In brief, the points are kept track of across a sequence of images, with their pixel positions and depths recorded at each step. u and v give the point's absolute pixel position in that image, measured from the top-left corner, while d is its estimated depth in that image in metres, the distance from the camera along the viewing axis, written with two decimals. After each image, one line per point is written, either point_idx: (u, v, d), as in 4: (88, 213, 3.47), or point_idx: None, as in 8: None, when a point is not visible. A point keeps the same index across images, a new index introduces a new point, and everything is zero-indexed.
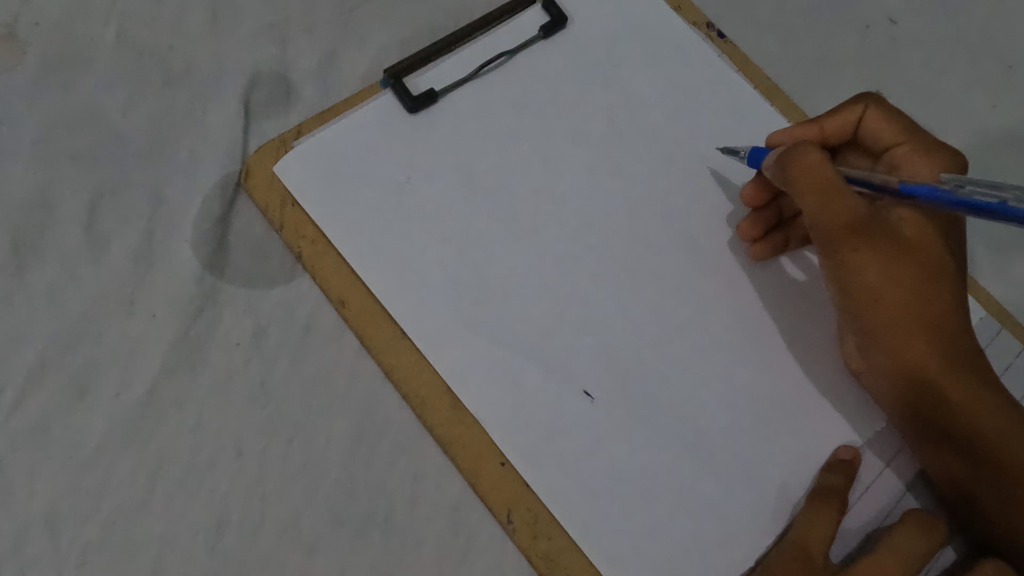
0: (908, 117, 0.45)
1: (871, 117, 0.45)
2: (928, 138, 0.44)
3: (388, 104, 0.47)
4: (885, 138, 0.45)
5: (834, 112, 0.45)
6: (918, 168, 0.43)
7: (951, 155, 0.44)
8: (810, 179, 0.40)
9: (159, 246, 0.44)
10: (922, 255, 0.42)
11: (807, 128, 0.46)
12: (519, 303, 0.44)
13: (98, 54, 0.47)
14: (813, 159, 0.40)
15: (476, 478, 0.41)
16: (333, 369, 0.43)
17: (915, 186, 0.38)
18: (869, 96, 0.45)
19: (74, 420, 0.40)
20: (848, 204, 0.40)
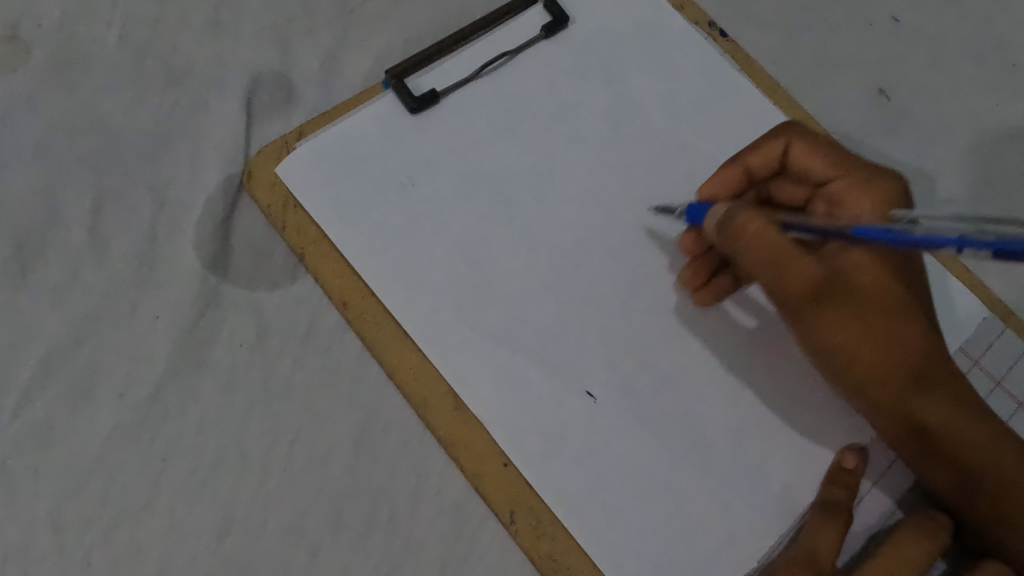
0: (832, 146, 0.44)
1: (796, 150, 0.44)
2: (863, 166, 0.44)
3: (390, 105, 0.47)
4: (817, 171, 0.44)
5: (764, 145, 0.44)
6: (857, 202, 0.43)
7: (890, 181, 0.43)
8: (762, 247, 0.38)
9: (161, 248, 0.44)
10: (880, 295, 0.42)
11: (732, 167, 0.45)
12: (521, 304, 0.44)
13: (101, 56, 0.47)
14: (756, 225, 0.38)
15: (480, 479, 0.41)
16: (336, 370, 0.43)
17: (867, 229, 0.34)
18: (782, 128, 0.45)
19: (79, 422, 0.40)
20: (795, 261, 0.38)
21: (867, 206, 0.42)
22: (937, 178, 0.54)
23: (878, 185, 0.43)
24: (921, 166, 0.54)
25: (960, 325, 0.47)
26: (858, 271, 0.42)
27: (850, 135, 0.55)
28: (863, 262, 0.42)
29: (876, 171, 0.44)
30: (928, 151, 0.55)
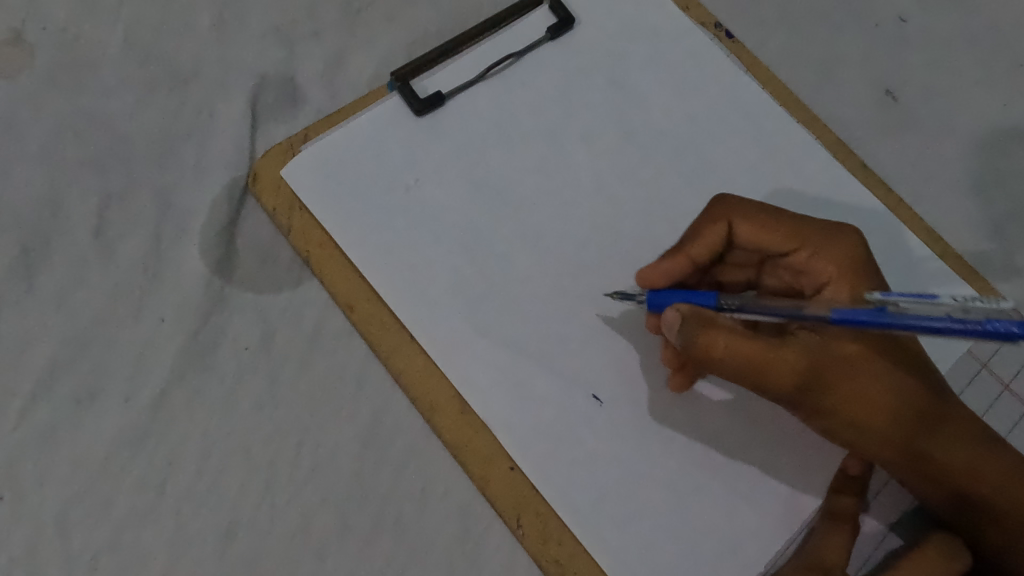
0: (778, 212, 0.41)
1: (741, 226, 0.41)
2: (820, 226, 0.41)
3: (396, 107, 0.47)
4: (774, 245, 0.41)
5: (700, 235, 0.41)
6: (826, 272, 0.40)
7: (851, 237, 0.40)
8: (737, 359, 0.37)
9: (166, 252, 0.44)
10: (876, 357, 0.38)
11: (675, 262, 0.41)
12: (527, 308, 0.44)
13: (106, 59, 0.47)
14: (723, 342, 0.36)
15: (487, 483, 0.41)
16: (341, 374, 0.43)
17: (853, 313, 0.34)
18: (719, 206, 0.41)
19: (84, 426, 0.40)
20: (773, 362, 0.37)
21: (834, 275, 0.40)
22: (944, 180, 0.54)
23: (838, 246, 0.40)
24: (928, 167, 0.54)
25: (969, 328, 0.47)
26: (847, 337, 0.38)
27: (857, 137, 0.55)
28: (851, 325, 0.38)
29: (831, 230, 0.40)
30: (935, 153, 0.55)
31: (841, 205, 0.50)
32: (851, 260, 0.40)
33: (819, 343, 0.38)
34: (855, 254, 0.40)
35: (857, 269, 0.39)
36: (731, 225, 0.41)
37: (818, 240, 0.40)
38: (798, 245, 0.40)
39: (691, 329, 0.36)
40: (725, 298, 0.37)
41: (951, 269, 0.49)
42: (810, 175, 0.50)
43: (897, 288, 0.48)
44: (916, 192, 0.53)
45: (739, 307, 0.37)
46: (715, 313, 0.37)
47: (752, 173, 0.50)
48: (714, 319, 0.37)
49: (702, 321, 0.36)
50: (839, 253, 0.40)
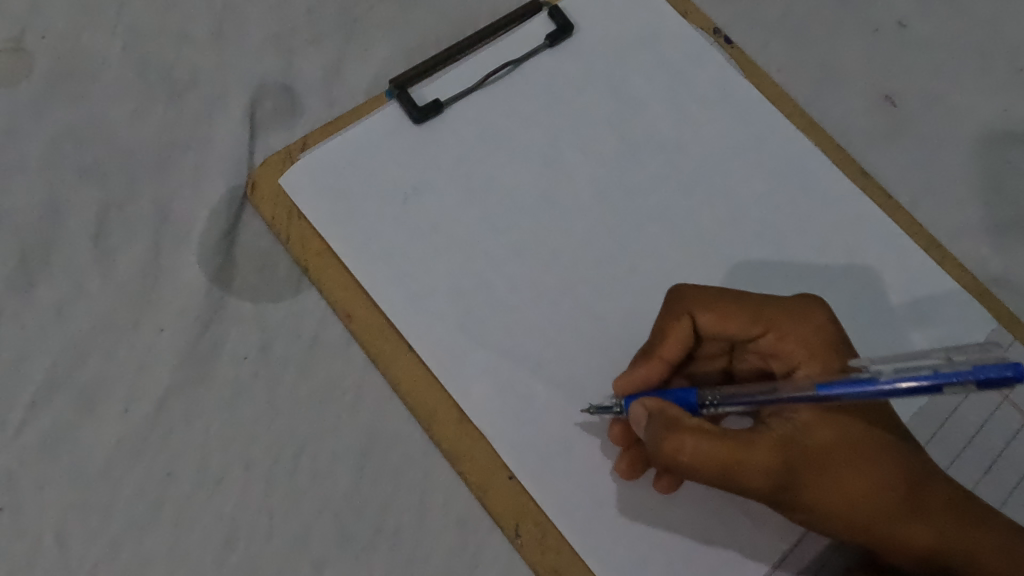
0: (738, 295, 0.39)
1: (704, 319, 0.39)
2: (783, 305, 0.39)
3: (394, 115, 0.47)
4: (740, 332, 0.39)
5: (665, 336, 0.39)
6: (795, 355, 0.38)
7: (816, 314, 0.38)
8: (706, 463, 0.35)
9: (165, 261, 0.44)
10: (850, 447, 0.36)
11: (647, 368, 0.39)
12: (525, 318, 0.44)
13: (106, 67, 0.47)
14: (691, 446, 0.35)
15: (485, 493, 0.41)
16: (339, 384, 0.43)
17: (833, 385, 0.32)
18: (676, 300, 0.39)
19: (84, 435, 0.40)
20: (750, 462, 0.35)
21: (805, 358, 0.38)
22: (943, 187, 0.54)
23: (805, 325, 0.38)
24: (927, 173, 0.54)
25: (967, 337, 0.47)
26: (817, 430, 0.36)
27: (856, 143, 0.55)
28: (822, 416, 0.36)
29: (792, 308, 0.39)
30: (934, 159, 0.55)
31: (841, 212, 0.50)
32: (821, 337, 0.38)
33: (791, 438, 0.36)
34: (823, 330, 0.38)
35: (828, 347, 0.38)
36: (694, 318, 0.39)
37: (783, 320, 0.38)
38: (764, 329, 0.38)
39: (657, 435, 0.35)
40: (704, 397, 0.38)
41: (952, 276, 0.49)
42: (809, 182, 0.50)
43: (896, 295, 0.48)
44: (915, 197, 0.53)
45: (719, 403, 0.37)
46: (681, 414, 0.36)
47: (751, 179, 0.50)
48: (679, 422, 0.35)
49: (666, 425, 0.35)
50: (805, 332, 0.38)
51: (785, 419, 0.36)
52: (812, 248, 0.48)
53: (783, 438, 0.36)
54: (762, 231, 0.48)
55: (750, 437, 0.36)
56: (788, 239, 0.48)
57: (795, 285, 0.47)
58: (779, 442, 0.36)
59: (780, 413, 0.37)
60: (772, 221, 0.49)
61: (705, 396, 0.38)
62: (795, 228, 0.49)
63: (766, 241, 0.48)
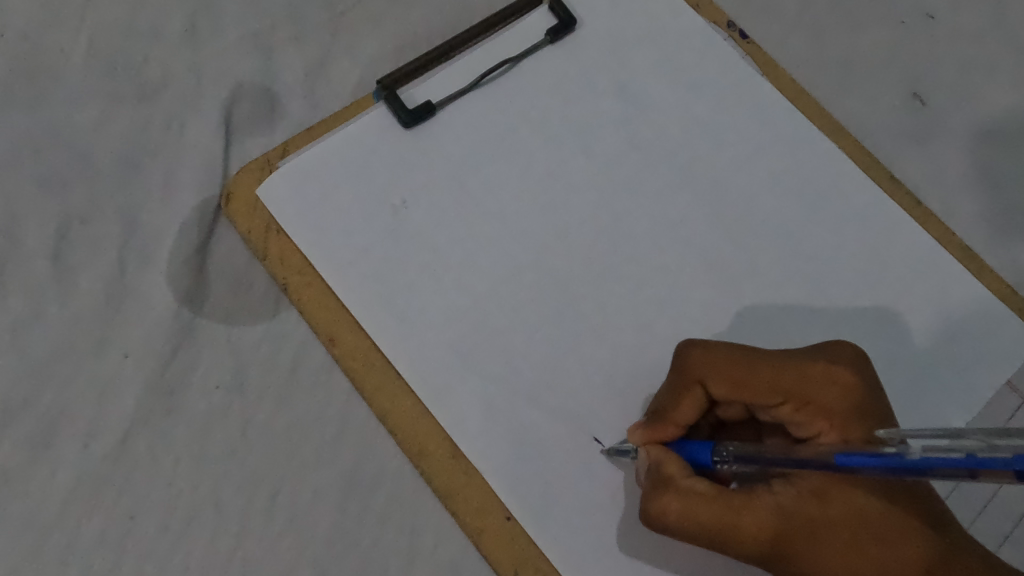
0: (757, 358, 0.35)
1: (718, 388, 0.35)
2: (805, 366, 0.35)
3: (381, 118, 0.43)
4: (756, 400, 0.35)
5: (677, 401, 0.36)
6: (817, 424, 0.35)
7: (840, 377, 0.35)
8: (693, 527, 0.34)
9: (131, 279, 0.40)
10: (860, 522, 0.33)
11: (660, 430, 0.36)
12: (524, 342, 0.40)
13: (68, 66, 0.43)
14: (676, 506, 0.34)
15: (481, 535, 0.38)
16: (321, 416, 0.39)
17: (853, 456, 0.30)
18: (686, 365, 0.36)
19: (39, 474, 0.37)
20: (737, 528, 0.33)
21: (826, 426, 0.35)
22: (978, 192, 0.50)
23: (828, 392, 0.35)
24: (961, 178, 0.50)
25: (1000, 360, 0.43)
26: (825, 501, 0.34)
27: (883, 145, 0.50)
28: (830, 484, 0.34)
29: (815, 372, 0.35)
30: (968, 162, 0.50)
31: (868, 222, 0.46)
32: (845, 404, 0.35)
33: (792, 507, 0.33)
34: (848, 396, 0.35)
35: (852, 414, 0.35)
36: (706, 386, 0.36)
37: (805, 386, 0.35)
38: (783, 398, 0.35)
39: (646, 492, 0.35)
40: (719, 452, 0.35)
41: (990, 291, 0.45)
42: (834, 189, 0.46)
43: (929, 313, 0.44)
44: (947, 204, 0.49)
45: (732, 460, 0.35)
46: (678, 471, 0.35)
47: (770, 187, 0.46)
48: (670, 480, 0.34)
49: (657, 483, 0.35)
50: (828, 399, 0.35)
51: (789, 483, 0.34)
52: (835, 262, 0.45)
53: (782, 506, 0.34)
54: (781, 244, 0.45)
55: (746, 499, 0.34)
56: (809, 253, 0.45)
57: (815, 302, 0.44)
58: (777, 510, 0.33)
59: (786, 477, 0.34)
60: (792, 233, 0.45)
61: (719, 452, 0.35)
62: (817, 240, 0.45)
63: (786, 254, 0.44)
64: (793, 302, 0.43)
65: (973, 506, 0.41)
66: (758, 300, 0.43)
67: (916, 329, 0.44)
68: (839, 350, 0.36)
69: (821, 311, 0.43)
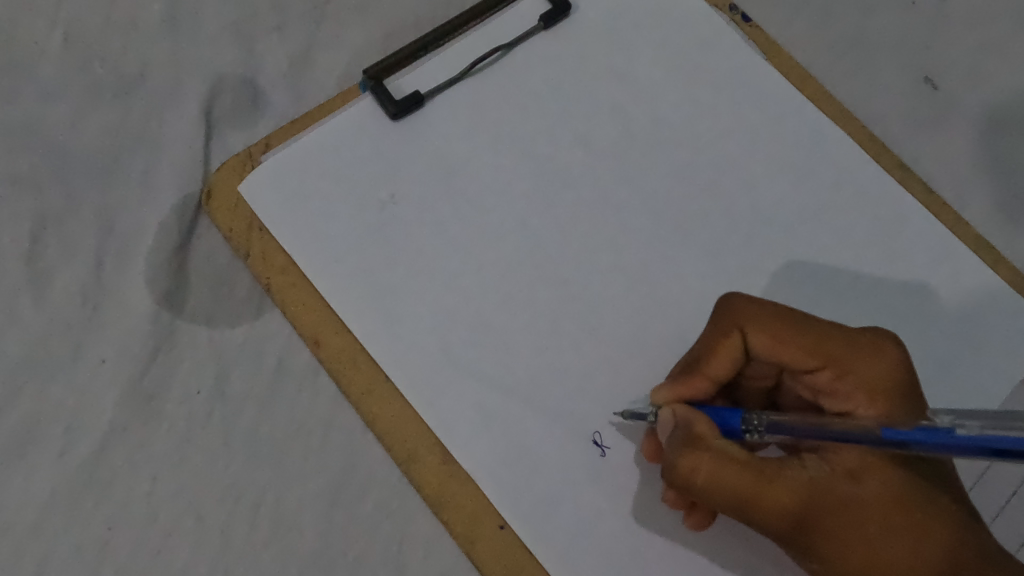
0: (803, 318, 0.34)
1: (758, 345, 0.33)
2: (853, 334, 0.34)
3: (367, 110, 0.41)
4: (794, 364, 0.34)
5: (713, 352, 0.34)
6: (854, 397, 0.33)
7: (887, 352, 0.33)
8: (719, 490, 0.32)
9: (108, 280, 0.38)
10: (895, 508, 0.31)
11: (687, 386, 0.35)
12: (517, 341, 0.38)
13: (42, 60, 0.42)
14: (707, 465, 0.32)
15: (472, 545, 0.36)
16: (306, 421, 0.38)
17: (901, 431, 0.29)
18: (726, 316, 0.34)
19: (13, 485, 0.35)
20: (770, 495, 0.31)
21: (865, 402, 0.33)
22: (991, 179, 0.48)
23: (872, 364, 0.33)
24: (975, 163, 0.48)
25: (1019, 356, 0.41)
26: (860, 477, 0.32)
27: (894, 130, 0.48)
28: (868, 462, 0.32)
29: (861, 342, 0.33)
30: (983, 147, 0.48)
31: (878, 212, 0.44)
32: (888, 380, 0.33)
33: (825, 480, 0.32)
34: (893, 371, 0.33)
35: (896, 391, 0.33)
36: (746, 342, 0.34)
37: (849, 354, 0.33)
38: (825, 363, 0.33)
39: (674, 448, 0.33)
40: (748, 421, 0.33)
41: (1006, 283, 0.43)
42: (842, 178, 0.44)
43: (942, 306, 0.42)
44: (960, 193, 0.47)
45: (762, 430, 0.33)
46: (708, 432, 0.33)
47: (776, 177, 0.44)
48: (701, 439, 0.32)
49: (687, 440, 0.32)
50: (872, 371, 0.33)
51: (822, 458, 0.32)
52: (845, 253, 0.43)
53: (815, 480, 0.32)
54: (786, 235, 0.43)
55: (777, 470, 0.32)
56: (815, 245, 0.43)
57: (822, 296, 0.42)
58: (809, 481, 0.32)
59: (819, 452, 0.33)
60: (797, 224, 0.43)
61: (747, 420, 0.33)
62: (824, 232, 0.43)
63: (790, 246, 0.42)
64: (799, 295, 0.41)
65: (990, 508, 0.39)
66: (764, 294, 0.41)
67: (929, 323, 0.42)
68: (886, 326, 0.35)
69: (829, 304, 0.41)
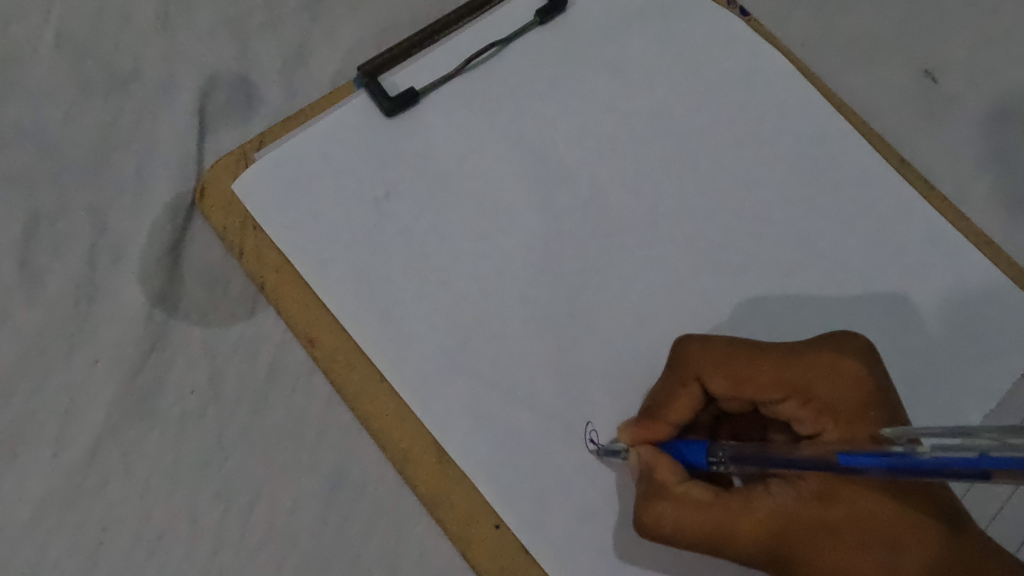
0: (757, 351, 0.34)
1: (715, 385, 0.34)
2: (810, 358, 0.33)
3: (361, 107, 0.41)
4: (755, 396, 0.33)
5: (671, 397, 0.34)
6: (822, 421, 0.33)
7: (847, 370, 0.33)
8: (688, 536, 0.32)
9: (101, 280, 0.38)
10: (867, 526, 0.31)
11: (652, 429, 0.34)
12: (513, 340, 0.38)
13: (34, 58, 0.41)
14: (669, 514, 0.32)
15: (468, 545, 0.36)
16: (301, 420, 0.37)
17: (857, 456, 0.28)
18: (681, 361, 0.34)
19: (6, 487, 0.35)
20: (741, 530, 0.32)
21: (830, 424, 0.33)
22: (992, 173, 0.47)
23: (833, 385, 0.33)
24: (976, 158, 0.47)
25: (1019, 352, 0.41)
26: (828, 501, 0.32)
27: (894, 125, 0.48)
28: (833, 484, 0.32)
29: (819, 365, 0.33)
30: (984, 142, 0.48)
31: (877, 207, 0.43)
32: (853, 399, 0.33)
33: (791, 507, 0.32)
34: (856, 389, 0.33)
35: (861, 410, 0.33)
36: (703, 383, 0.34)
37: (808, 380, 0.33)
38: (787, 393, 0.33)
39: (639, 499, 0.33)
40: (713, 452, 0.33)
41: (1008, 278, 0.43)
42: (841, 173, 0.44)
43: (942, 302, 0.42)
44: (960, 187, 0.47)
45: (728, 462, 0.33)
46: (671, 477, 0.33)
47: (775, 173, 0.43)
48: (662, 487, 0.33)
49: (650, 492, 0.33)
50: (834, 395, 0.33)
51: (788, 484, 0.32)
52: (845, 250, 0.42)
53: (783, 509, 0.32)
54: (784, 230, 0.42)
55: (742, 505, 0.32)
56: (813, 241, 0.42)
57: (820, 291, 0.41)
58: (776, 512, 0.32)
59: (786, 478, 0.32)
60: (795, 219, 0.43)
61: (714, 453, 0.33)
62: (821, 227, 0.43)
63: (788, 242, 0.42)
64: (797, 290, 0.41)
65: (989, 507, 0.39)
66: (763, 291, 0.41)
67: (929, 319, 0.41)
68: (848, 341, 0.34)
69: (827, 300, 0.41)
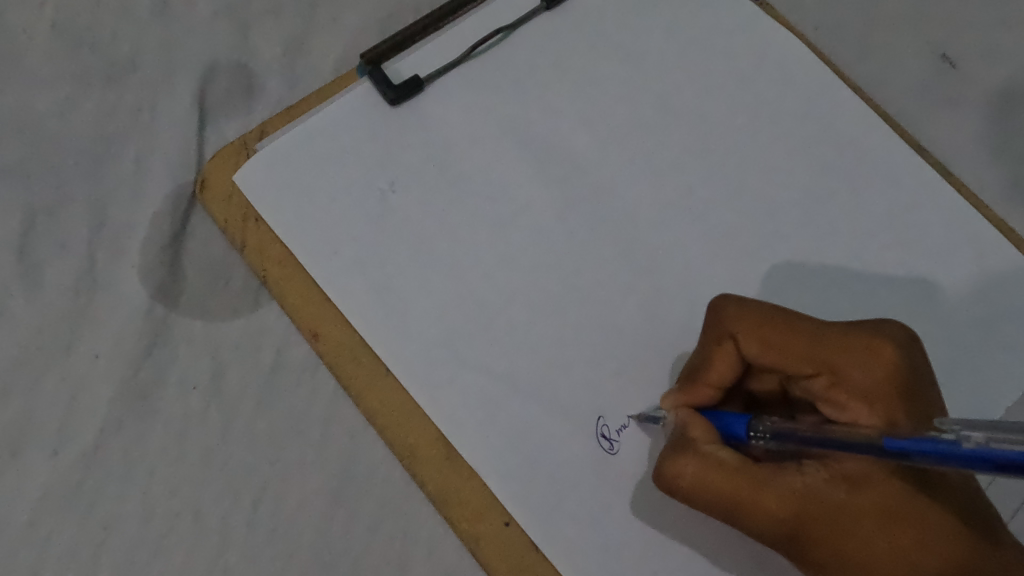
0: (795, 321, 0.33)
1: (750, 349, 0.33)
2: (848, 334, 0.33)
3: (364, 95, 0.40)
4: (791, 368, 0.33)
5: (709, 357, 0.34)
6: (855, 403, 0.32)
7: (884, 353, 0.32)
8: (708, 495, 0.31)
9: (101, 274, 0.37)
10: (893, 516, 0.30)
11: (691, 393, 0.34)
12: (521, 333, 0.37)
13: (30, 47, 0.40)
14: (693, 469, 0.31)
15: (477, 542, 0.35)
16: (304, 416, 0.37)
17: (904, 441, 0.27)
18: (718, 319, 0.34)
19: (7, 485, 0.34)
20: (766, 501, 0.31)
21: (865, 409, 0.32)
22: (1012, 159, 0.46)
23: (870, 367, 0.32)
24: (996, 144, 0.46)
25: None
26: (858, 486, 0.31)
27: (911, 111, 0.47)
28: (867, 470, 0.31)
29: (857, 343, 0.32)
30: (1003, 128, 0.47)
31: (894, 195, 0.42)
32: (888, 385, 0.32)
33: (819, 490, 0.31)
34: (891, 374, 0.32)
35: (897, 398, 0.32)
36: (739, 347, 0.33)
37: (845, 357, 0.32)
38: (823, 367, 0.32)
39: (665, 453, 0.32)
40: (753, 426, 0.32)
41: None
42: (857, 160, 0.43)
43: (962, 293, 0.41)
44: (979, 174, 0.45)
45: (768, 436, 0.32)
46: (702, 436, 0.32)
47: (788, 160, 0.42)
48: (692, 443, 0.32)
49: (678, 445, 0.32)
50: (870, 377, 0.32)
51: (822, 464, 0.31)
52: (862, 238, 0.41)
53: (810, 488, 0.31)
54: (799, 219, 0.41)
55: (771, 476, 0.31)
56: (829, 230, 0.41)
57: (836, 281, 0.40)
58: (803, 489, 0.31)
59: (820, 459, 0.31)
60: (810, 207, 0.41)
61: (754, 427, 0.32)
62: (837, 215, 0.41)
63: (803, 231, 0.41)
64: (813, 281, 0.40)
65: (1011, 502, 0.38)
66: (777, 282, 0.40)
67: (950, 310, 0.40)
68: (887, 327, 0.33)
69: (844, 290, 0.40)
